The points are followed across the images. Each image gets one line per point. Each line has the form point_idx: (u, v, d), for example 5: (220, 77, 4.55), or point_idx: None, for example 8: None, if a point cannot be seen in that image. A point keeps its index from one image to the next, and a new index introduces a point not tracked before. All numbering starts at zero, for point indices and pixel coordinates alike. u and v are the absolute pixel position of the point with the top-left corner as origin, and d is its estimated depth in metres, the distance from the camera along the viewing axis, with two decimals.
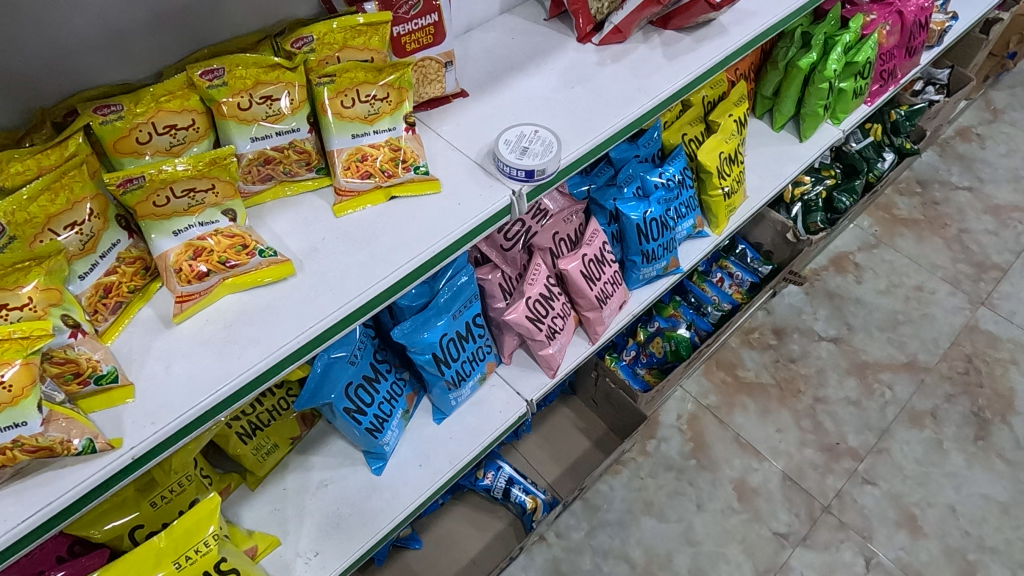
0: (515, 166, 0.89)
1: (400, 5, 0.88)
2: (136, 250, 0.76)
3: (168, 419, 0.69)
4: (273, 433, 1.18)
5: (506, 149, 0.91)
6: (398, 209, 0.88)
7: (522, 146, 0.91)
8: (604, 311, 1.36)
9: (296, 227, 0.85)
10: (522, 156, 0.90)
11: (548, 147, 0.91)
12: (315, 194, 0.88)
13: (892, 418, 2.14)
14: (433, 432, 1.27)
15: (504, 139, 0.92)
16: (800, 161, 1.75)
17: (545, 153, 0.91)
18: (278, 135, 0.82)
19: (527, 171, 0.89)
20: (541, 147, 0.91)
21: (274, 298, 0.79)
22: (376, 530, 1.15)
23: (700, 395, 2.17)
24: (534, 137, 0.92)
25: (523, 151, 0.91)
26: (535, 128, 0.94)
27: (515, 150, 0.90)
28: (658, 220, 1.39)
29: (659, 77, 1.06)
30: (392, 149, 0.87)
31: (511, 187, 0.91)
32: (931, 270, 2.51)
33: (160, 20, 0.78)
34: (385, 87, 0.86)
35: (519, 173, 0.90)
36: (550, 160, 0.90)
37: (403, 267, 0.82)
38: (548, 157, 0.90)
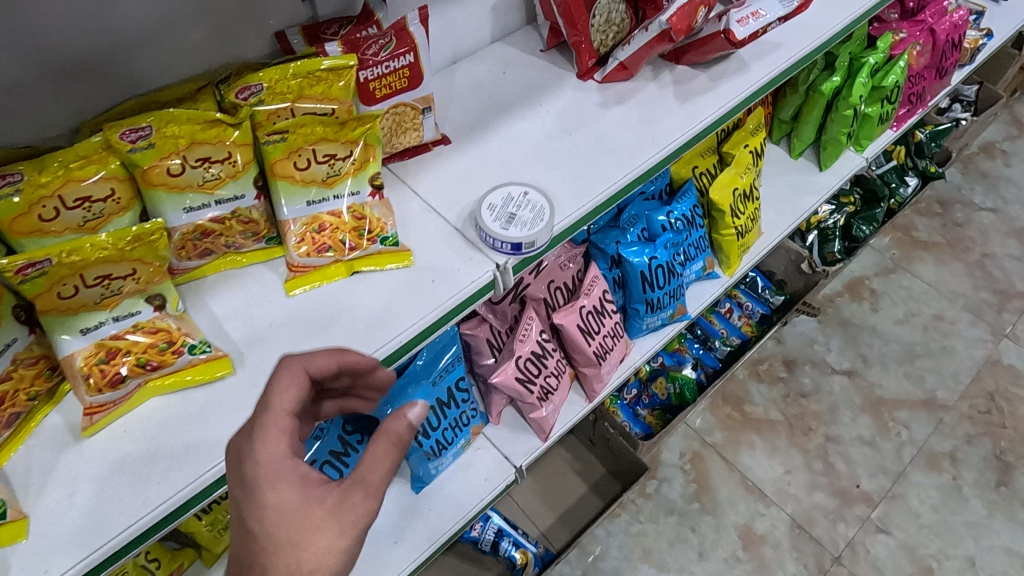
0: (499, 239, 0.76)
1: (368, 45, 0.75)
2: (38, 348, 0.64)
3: (65, 566, 0.56)
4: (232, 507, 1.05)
5: (490, 217, 0.78)
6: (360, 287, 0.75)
7: (509, 214, 0.78)
8: (604, 367, 1.23)
9: (239, 309, 0.73)
10: (508, 226, 0.77)
11: (539, 215, 0.78)
12: (265, 266, 0.76)
13: (909, 460, 2.02)
14: (411, 503, 1.15)
15: (489, 204, 0.79)
16: (820, 192, 1.61)
17: (536, 220, 0.78)
18: (217, 205, 0.70)
19: (514, 245, 0.76)
20: (530, 215, 0.78)
21: (205, 401, 0.67)
22: None
23: (705, 431, 2.05)
24: (523, 201, 0.79)
25: (509, 220, 0.78)
26: (525, 188, 0.81)
27: (500, 219, 0.78)
28: (664, 266, 1.26)
29: (669, 122, 0.93)
30: (354, 218, 0.74)
31: (496, 261, 0.78)
32: (952, 297, 2.37)
33: (71, 68, 0.66)
34: (347, 144, 0.73)
35: (505, 246, 0.77)
36: (542, 231, 0.77)
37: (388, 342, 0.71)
38: (539, 227, 0.77)
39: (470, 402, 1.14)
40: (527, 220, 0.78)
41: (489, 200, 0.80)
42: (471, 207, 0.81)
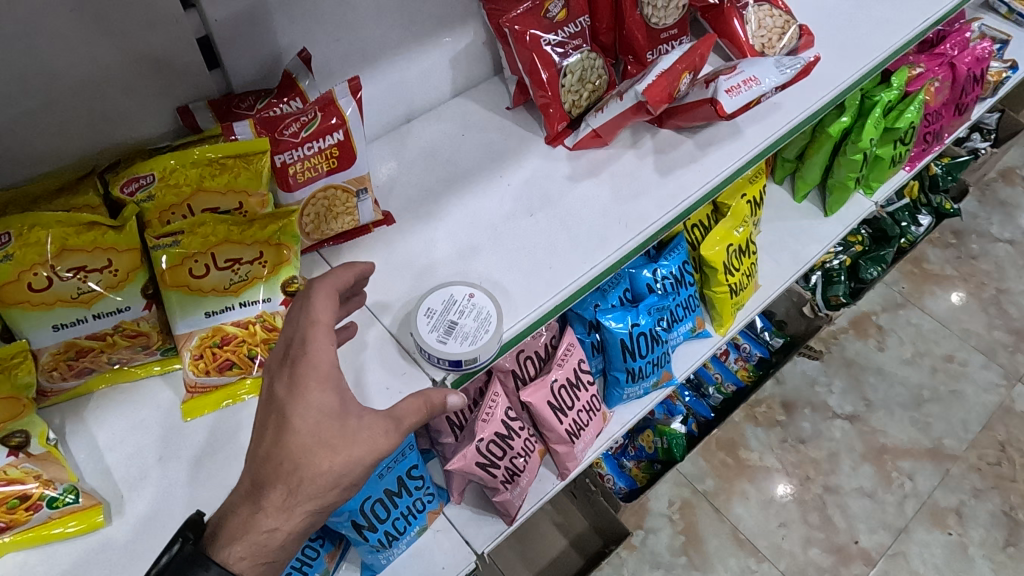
0: (435, 356, 0.66)
1: (285, 123, 0.65)
2: None
3: None
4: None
5: (427, 325, 0.68)
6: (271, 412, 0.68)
7: (448, 323, 0.68)
8: (577, 445, 1.12)
9: (123, 438, 0.66)
10: (447, 339, 0.67)
11: (484, 325, 0.68)
12: (161, 379, 0.69)
13: (911, 515, 1.91)
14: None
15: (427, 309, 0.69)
16: (824, 240, 1.49)
17: (480, 331, 0.68)
18: (95, 319, 0.63)
19: (451, 363, 0.66)
20: (474, 325, 0.68)
21: (69, 562, 0.60)
22: None
23: (697, 478, 1.94)
24: (467, 305, 0.69)
25: (449, 331, 0.68)
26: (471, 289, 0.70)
27: (438, 330, 0.68)
28: (647, 334, 1.15)
29: (646, 202, 0.81)
30: (265, 328, 0.67)
31: (434, 376, 0.69)
32: (964, 336, 2.25)
33: None
34: (256, 245, 0.65)
35: (443, 362, 0.67)
36: (485, 345, 0.67)
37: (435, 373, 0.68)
38: (482, 341, 0.67)
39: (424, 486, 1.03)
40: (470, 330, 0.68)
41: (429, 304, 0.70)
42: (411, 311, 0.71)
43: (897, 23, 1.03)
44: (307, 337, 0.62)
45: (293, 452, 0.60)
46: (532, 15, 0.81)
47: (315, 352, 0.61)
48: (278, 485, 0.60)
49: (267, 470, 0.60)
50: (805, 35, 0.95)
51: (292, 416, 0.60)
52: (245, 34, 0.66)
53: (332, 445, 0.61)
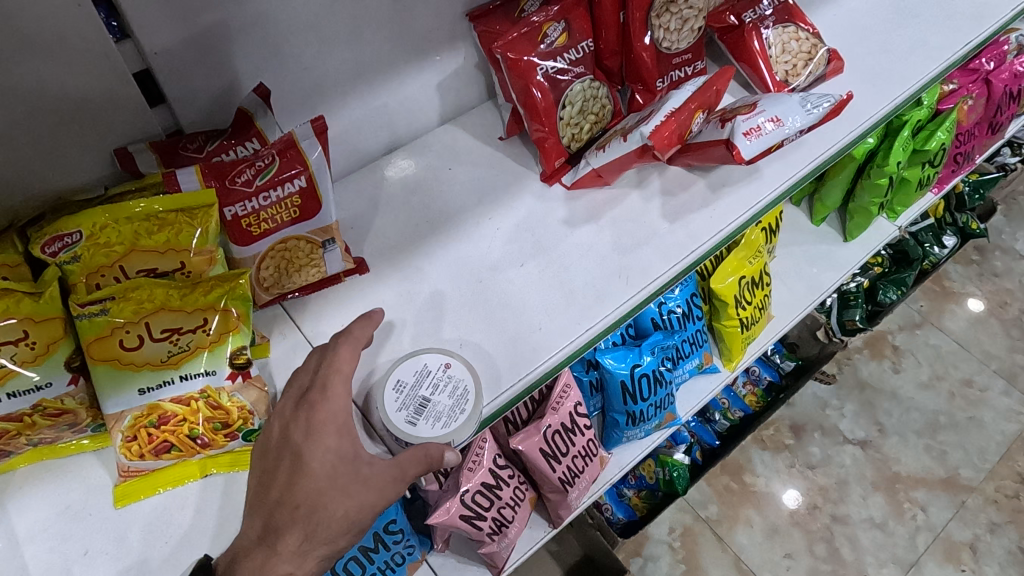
0: (404, 440, 0.60)
1: (237, 172, 0.58)
2: None
3: None
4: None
5: (397, 401, 0.62)
6: (214, 495, 0.62)
7: (419, 400, 0.62)
8: (571, 494, 1.04)
9: (45, 526, 0.59)
10: (417, 419, 0.61)
11: (460, 403, 0.62)
12: (95, 456, 0.63)
13: (923, 548, 1.82)
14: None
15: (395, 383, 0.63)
16: (843, 268, 1.39)
17: (455, 410, 0.62)
18: (11, 399, 0.55)
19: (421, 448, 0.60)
20: (448, 403, 0.62)
21: None
22: None
23: (700, 503, 1.86)
24: (441, 379, 0.62)
25: (420, 409, 0.62)
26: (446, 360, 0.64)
27: (408, 410, 0.61)
28: (650, 375, 1.07)
29: (649, 253, 0.73)
30: (209, 405, 0.60)
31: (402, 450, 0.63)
32: (984, 360, 2.15)
33: None
34: (197, 313, 0.59)
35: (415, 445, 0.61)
36: (462, 427, 0.61)
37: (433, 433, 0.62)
38: (457, 424, 0.61)
39: (402, 540, 0.95)
40: (443, 408, 0.62)
41: (397, 375, 0.63)
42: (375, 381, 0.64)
43: (933, 46, 0.94)
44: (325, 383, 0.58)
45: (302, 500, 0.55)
46: (527, 38, 0.72)
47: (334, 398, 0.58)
48: (294, 528, 0.55)
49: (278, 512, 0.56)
50: (835, 59, 0.87)
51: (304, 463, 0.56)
52: (194, 65, 0.59)
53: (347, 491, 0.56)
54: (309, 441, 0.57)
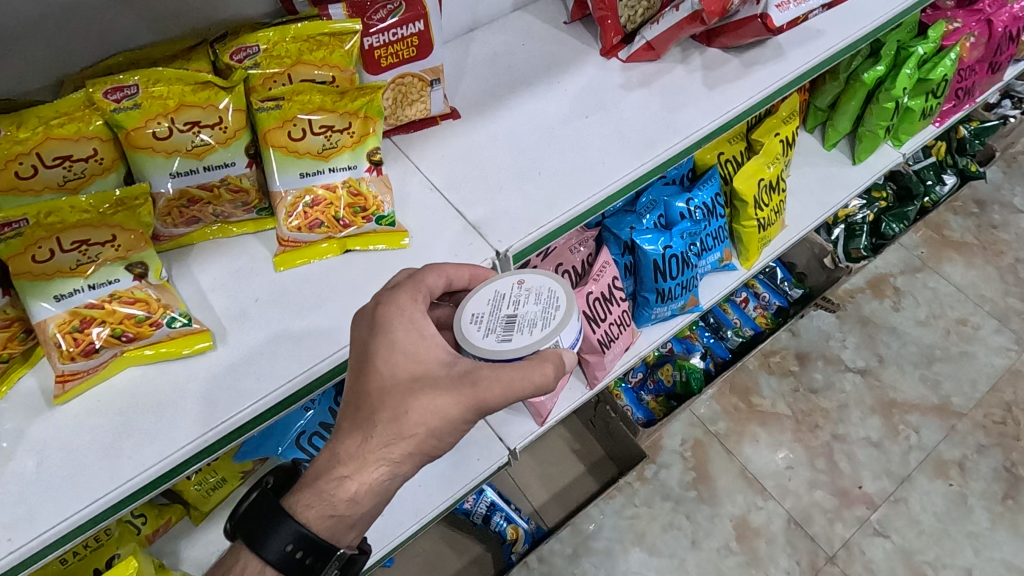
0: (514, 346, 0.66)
1: (374, 10, 0.72)
2: (12, 309, 0.62)
3: (29, 536, 0.56)
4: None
5: (489, 324, 0.68)
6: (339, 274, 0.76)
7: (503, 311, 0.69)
8: (607, 356, 1.20)
9: (225, 282, 0.70)
10: (514, 329, 0.68)
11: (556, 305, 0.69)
12: (255, 237, 0.73)
13: (915, 465, 1.98)
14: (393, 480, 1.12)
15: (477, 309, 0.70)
16: (852, 187, 1.54)
17: (547, 312, 0.69)
18: (205, 171, 0.67)
19: (523, 353, 0.66)
20: (537, 304, 0.69)
21: (181, 377, 0.64)
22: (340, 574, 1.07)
23: (709, 419, 2.02)
24: (521, 298, 0.70)
25: (512, 322, 0.68)
26: (524, 270, 0.73)
27: (498, 326, 0.68)
28: (678, 256, 1.22)
29: (692, 112, 0.87)
30: (350, 194, 0.71)
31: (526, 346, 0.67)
32: (979, 302, 2.29)
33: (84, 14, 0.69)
34: (347, 116, 0.69)
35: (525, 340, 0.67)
36: (561, 323, 0.68)
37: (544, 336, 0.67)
38: (554, 319, 0.68)
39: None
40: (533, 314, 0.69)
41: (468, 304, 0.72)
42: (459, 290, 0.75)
43: None
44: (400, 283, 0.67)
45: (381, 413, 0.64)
46: None
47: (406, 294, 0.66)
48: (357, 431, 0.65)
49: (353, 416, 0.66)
50: None
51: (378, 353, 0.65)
52: None
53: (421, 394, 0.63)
54: (387, 354, 0.64)
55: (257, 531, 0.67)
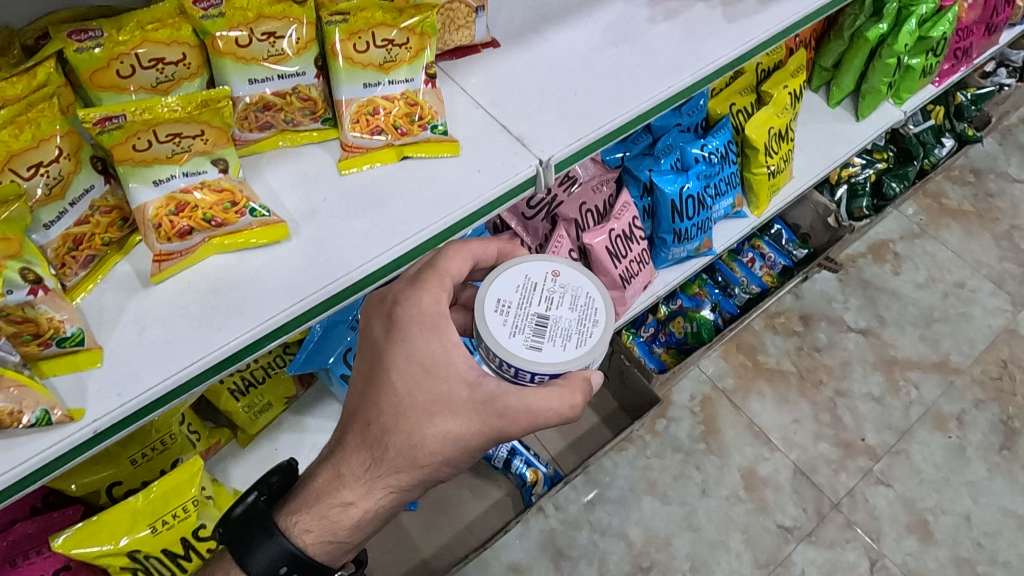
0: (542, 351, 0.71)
1: None
2: (112, 198, 0.68)
3: (137, 391, 0.63)
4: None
5: (524, 324, 0.73)
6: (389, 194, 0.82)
7: (539, 320, 0.73)
8: (628, 291, 1.27)
9: (295, 184, 0.76)
10: (545, 335, 0.72)
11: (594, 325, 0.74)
12: (319, 146, 0.79)
13: (915, 419, 2.05)
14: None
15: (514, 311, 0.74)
16: (855, 142, 1.61)
17: (580, 326, 0.74)
18: (279, 78, 0.74)
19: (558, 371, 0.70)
20: (573, 317, 0.74)
21: (261, 263, 0.71)
22: None
23: (717, 376, 2.09)
24: (557, 305, 0.75)
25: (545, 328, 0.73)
26: (562, 274, 0.77)
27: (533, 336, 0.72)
28: (694, 197, 1.29)
29: (714, 42, 0.94)
30: (407, 104, 0.78)
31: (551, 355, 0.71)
32: (975, 266, 2.37)
33: None
34: (404, 31, 0.76)
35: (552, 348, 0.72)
36: (595, 341, 0.73)
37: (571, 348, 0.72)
38: (586, 335, 0.73)
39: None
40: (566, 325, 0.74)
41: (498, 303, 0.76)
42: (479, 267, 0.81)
43: None
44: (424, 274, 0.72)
45: (396, 421, 0.71)
46: None
47: (428, 291, 0.71)
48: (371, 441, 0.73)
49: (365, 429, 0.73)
50: None
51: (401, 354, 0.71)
52: None
53: (437, 411, 0.70)
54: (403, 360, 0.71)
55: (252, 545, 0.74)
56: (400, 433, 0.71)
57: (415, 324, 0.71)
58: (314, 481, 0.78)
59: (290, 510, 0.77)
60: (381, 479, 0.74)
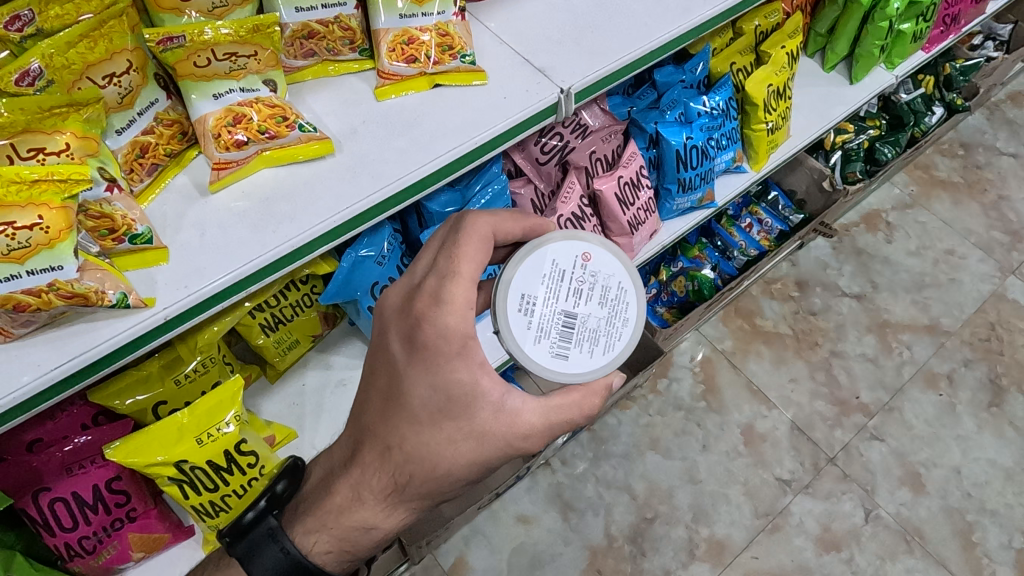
0: (569, 352, 0.86)
1: None
2: (173, 113, 0.75)
3: (201, 284, 0.68)
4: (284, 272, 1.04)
5: (555, 325, 0.85)
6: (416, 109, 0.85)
7: (567, 321, 0.86)
8: (635, 237, 1.33)
9: (335, 108, 0.83)
10: (574, 337, 0.86)
11: (612, 325, 0.88)
12: (357, 76, 0.86)
13: (908, 378, 2.13)
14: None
15: (541, 313, 0.84)
16: (849, 104, 1.68)
17: (605, 324, 0.88)
18: (323, 9, 0.80)
19: (580, 373, 0.86)
20: (599, 317, 0.87)
21: (308, 176, 0.77)
22: None
23: (716, 339, 2.16)
24: (584, 304, 0.87)
25: (573, 328, 0.86)
26: (587, 267, 0.87)
27: (558, 343, 0.85)
28: (698, 147, 1.35)
29: None
30: (439, 35, 0.84)
31: (577, 357, 0.86)
32: (965, 234, 2.44)
33: None
34: None
35: (579, 350, 0.86)
36: (614, 342, 0.88)
37: (597, 350, 0.87)
38: (608, 335, 0.87)
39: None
40: (591, 324, 0.87)
41: (525, 290, 0.85)
42: (500, 241, 0.82)
43: None
44: (446, 292, 0.71)
45: (421, 450, 0.76)
46: None
47: (453, 314, 0.71)
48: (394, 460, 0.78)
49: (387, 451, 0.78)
50: None
51: (426, 379, 0.73)
52: None
53: (461, 441, 0.75)
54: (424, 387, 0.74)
55: (261, 553, 0.86)
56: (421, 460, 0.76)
57: (440, 352, 0.72)
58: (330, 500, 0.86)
59: (308, 530, 0.88)
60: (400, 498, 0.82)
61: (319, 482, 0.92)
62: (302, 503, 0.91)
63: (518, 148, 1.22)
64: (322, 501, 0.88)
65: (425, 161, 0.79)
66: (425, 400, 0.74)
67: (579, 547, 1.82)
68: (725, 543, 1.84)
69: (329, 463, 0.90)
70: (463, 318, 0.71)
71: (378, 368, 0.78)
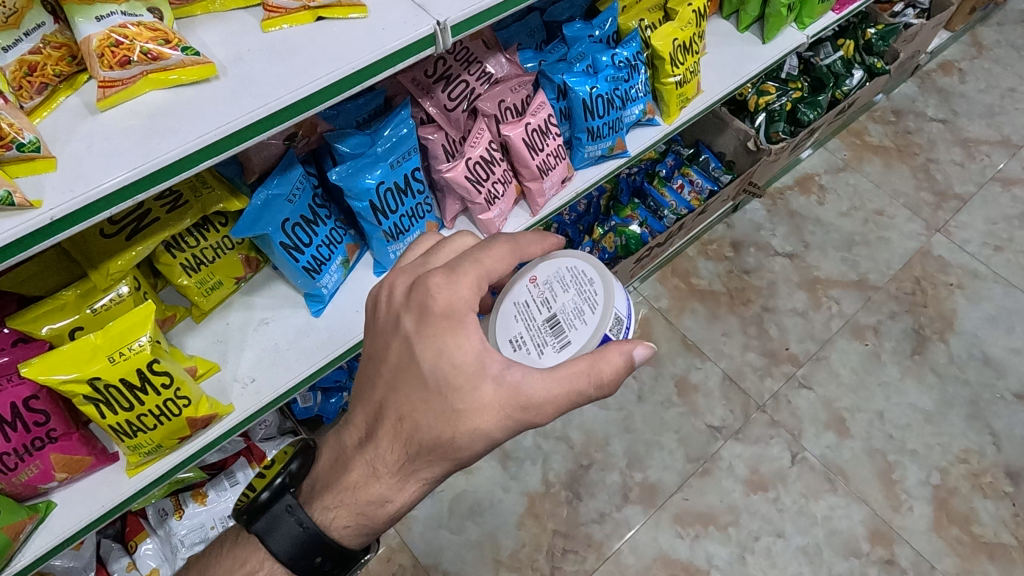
0: (570, 333, 0.88)
1: None
2: (61, 37, 0.81)
3: (86, 189, 0.75)
4: (196, 207, 1.12)
5: (543, 332, 0.89)
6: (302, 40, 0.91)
7: (552, 320, 0.90)
8: (546, 183, 1.41)
9: (223, 38, 0.89)
10: (563, 324, 0.89)
11: (587, 293, 0.91)
12: (245, 11, 0.93)
13: (835, 329, 2.23)
14: (308, 322, 1.29)
15: (528, 337, 0.89)
16: (761, 62, 1.76)
17: (580, 295, 0.91)
18: None
19: (593, 341, 0.87)
20: (573, 297, 0.91)
21: (192, 95, 0.83)
22: (344, 340, 1.28)
23: (653, 298, 2.25)
24: (552, 300, 0.92)
25: (558, 318, 0.90)
26: (537, 277, 0.94)
27: (557, 340, 0.88)
28: (604, 97, 1.43)
29: None
30: None
31: (578, 332, 0.88)
32: (894, 195, 2.55)
33: None
34: None
35: (576, 327, 0.89)
36: (598, 298, 0.91)
37: (588, 312, 0.90)
38: (588, 298, 0.91)
39: (337, 221, 1.31)
40: (570, 304, 0.91)
41: (507, 336, 0.91)
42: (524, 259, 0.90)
43: None
44: (459, 267, 0.81)
45: (432, 422, 0.79)
46: None
47: (460, 286, 0.80)
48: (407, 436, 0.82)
49: (400, 424, 0.82)
50: None
51: (432, 345, 0.79)
52: None
53: (464, 411, 0.78)
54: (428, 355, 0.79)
55: (282, 528, 0.89)
56: (429, 429, 0.80)
57: (445, 319, 0.80)
58: (345, 475, 0.90)
59: (325, 507, 0.91)
60: (414, 470, 0.85)
61: (331, 462, 0.93)
62: (315, 483, 0.94)
63: (427, 95, 1.30)
64: (338, 478, 0.90)
65: (307, 85, 0.85)
66: (433, 369, 0.79)
67: (518, 493, 1.90)
68: (657, 486, 1.92)
69: (340, 445, 0.92)
70: (471, 292, 0.81)
71: (385, 344, 0.84)
